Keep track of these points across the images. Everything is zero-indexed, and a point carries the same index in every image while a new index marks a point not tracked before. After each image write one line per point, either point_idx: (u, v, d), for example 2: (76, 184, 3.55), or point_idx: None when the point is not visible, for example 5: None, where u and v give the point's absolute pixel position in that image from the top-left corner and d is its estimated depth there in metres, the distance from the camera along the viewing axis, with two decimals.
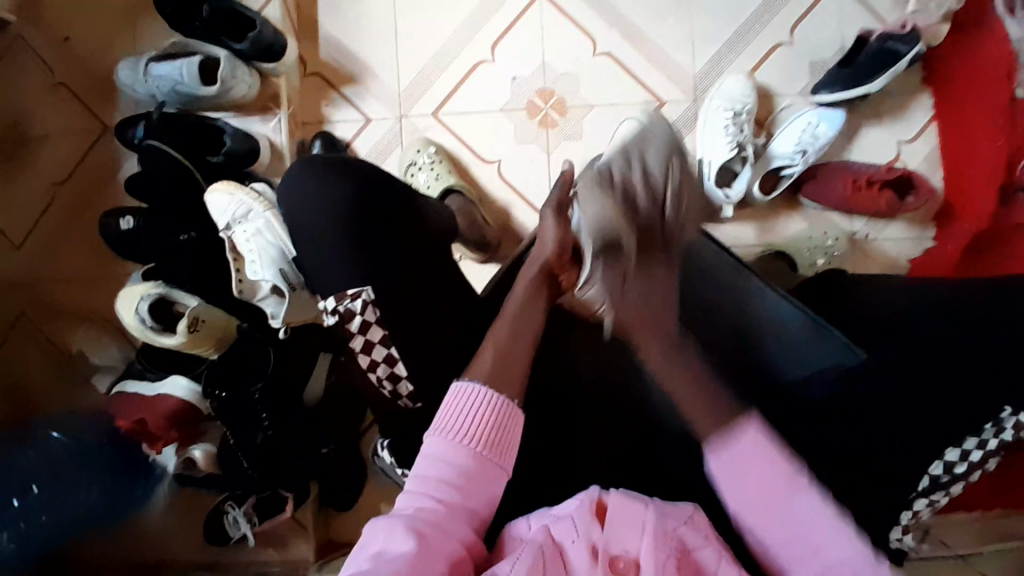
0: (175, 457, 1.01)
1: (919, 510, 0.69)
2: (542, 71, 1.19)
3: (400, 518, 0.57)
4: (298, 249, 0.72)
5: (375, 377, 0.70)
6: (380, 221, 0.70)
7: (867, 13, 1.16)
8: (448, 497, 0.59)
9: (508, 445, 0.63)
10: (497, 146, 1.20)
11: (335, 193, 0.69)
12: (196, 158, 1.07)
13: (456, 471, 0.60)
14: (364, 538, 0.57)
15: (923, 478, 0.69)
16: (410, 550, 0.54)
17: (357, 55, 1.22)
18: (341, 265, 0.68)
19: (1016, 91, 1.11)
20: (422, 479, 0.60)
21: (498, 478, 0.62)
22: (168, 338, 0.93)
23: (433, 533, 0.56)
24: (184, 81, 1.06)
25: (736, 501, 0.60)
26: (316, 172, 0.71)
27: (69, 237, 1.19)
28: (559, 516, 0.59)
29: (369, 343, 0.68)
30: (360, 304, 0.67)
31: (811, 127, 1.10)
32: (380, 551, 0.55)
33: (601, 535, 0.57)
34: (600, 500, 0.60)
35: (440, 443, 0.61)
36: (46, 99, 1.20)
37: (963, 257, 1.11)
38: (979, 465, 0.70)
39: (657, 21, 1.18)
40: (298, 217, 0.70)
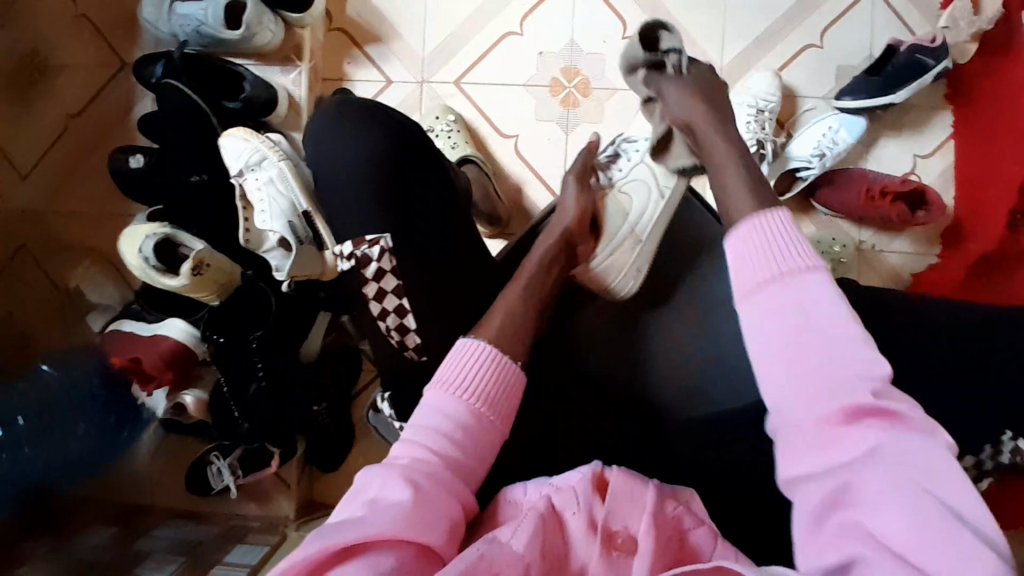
0: (165, 402, 0.98)
1: None
2: (570, 49, 1.18)
3: (396, 469, 0.56)
4: (321, 194, 0.71)
5: (385, 325, 0.69)
6: (407, 172, 0.69)
7: (898, 24, 1.15)
8: (445, 448, 0.58)
9: (507, 405, 0.63)
10: (517, 121, 1.19)
11: (361, 138, 0.69)
12: (212, 101, 1.04)
13: (456, 427, 0.59)
14: (359, 487, 0.56)
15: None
16: (407, 500, 0.53)
17: (384, 15, 1.20)
18: (358, 213, 0.68)
19: None
20: (421, 430, 0.59)
21: (495, 437, 0.62)
22: (172, 279, 0.91)
23: (429, 484, 0.55)
24: (208, 23, 1.04)
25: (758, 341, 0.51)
26: (341, 115, 0.71)
27: (75, 171, 1.18)
28: (561, 487, 0.59)
29: (382, 292, 0.68)
30: (378, 251, 0.67)
31: (831, 132, 1.10)
32: (374, 499, 0.54)
33: (601, 511, 0.57)
34: (599, 473, 0.60)
35: (440, 395, 0.61)
36: (62, 28, 1.17)
37: (969, 274, 1.11)
38: (969, 483, 0.71)
39: (688, 11, 1.17)
40: (322, 158, 0.70)
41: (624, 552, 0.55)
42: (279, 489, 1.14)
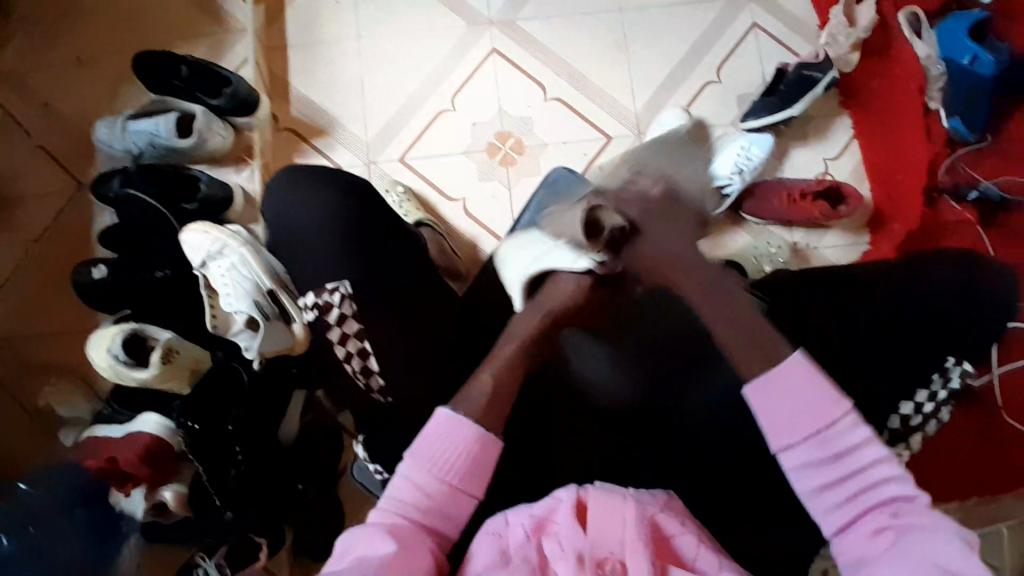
0: (144, 502, 0.95)
1: (890, 459, 0.83)
2: (499, 116, 1.30)
3: (378, 527, 0.63)
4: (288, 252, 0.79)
5: (350, 368, 0.73)
6: (362, 224, 0.77)
7: (781, 53, 1.32)
8: (421, 515, 0.64)
9: (478, 472, 0.67)
10: (463, 185, 1.28)
11: (321, 197, 0.78)
12: (170, 205, 1.10)
13: (427, 496, 0.65)
14: (344, 546, 0.63)
15: (885, 429, 0.82)
16: (388, 553, 0.60)
17: (327, 111, 1.31)
18: (322, 266, 0.76)
19: (929, 104, 1.23)
20: (397, 498, 0.65)
21: (467, 504, 0.66)
22: (141, 371, 0.93)
23: (408, 544, 0.61)
24: (161, 134, 1.13)
25: (777, 417, 0.69)
26: (303, 178, 0.80)
27: (39, 291, 1.20)
28: (546, 526, 0.64)
29: (344, 336, 0.73)
30: (338, 298, 0.74)
31: (744, 150, 1.22)
32: (361, 556, 0.60)
33: (584, 541, 0.61)
34: (579, 498, 0.65)
35: (419, 469, 0.66)
36: (21, 162, 1.25)
37: (900, 250, 1.19)
38: (933, 415, 0.83)
39: (598, 70, 1.32)
40: (287, 217, 0.79)
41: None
42: None
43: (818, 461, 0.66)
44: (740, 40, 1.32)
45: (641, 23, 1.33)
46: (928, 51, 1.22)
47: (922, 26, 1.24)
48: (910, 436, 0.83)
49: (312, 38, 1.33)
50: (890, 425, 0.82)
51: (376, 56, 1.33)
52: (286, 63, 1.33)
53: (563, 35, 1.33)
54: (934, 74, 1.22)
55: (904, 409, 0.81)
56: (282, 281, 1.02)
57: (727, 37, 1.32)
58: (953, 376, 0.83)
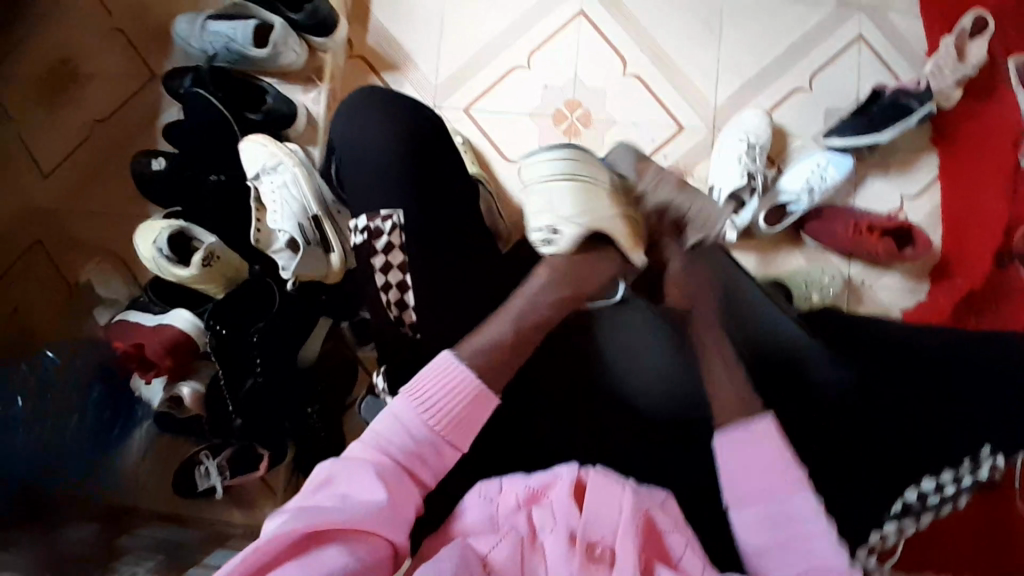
0: (163, 392, 1.01)
1: (889, 533, 0.74)
2: (573, 84, 1.26)
3: (364, 463, 0.64)
4: (349, 177, 0.79)
5: (385, 298, 0.74)
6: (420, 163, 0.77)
7: (883, 72, 1.24)
8: (405, 457, 0.65)
9: (469, 423, 0.67)
10: (522, 148, 1.25)
11: (385, 125, 0.78)
12: (235, 111, 1.11)
13: (414, 441, 0.65)
14: (327, 475, 0.63)
15: (895, 502, 0.73)
16: (374, 497, 0.61)
17: (402, 46, 1.28)
18: (372, 197, 0.76)
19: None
20: (385, 437, 0.65)
21: (451, 453, 0.67)
22: (181, 269, 0.95)
23: (393, 488, 0.62)
24: (237, 39, 1.13)
25: (737, 470, 0.70)
26: (375, 102, 0.80)
27: (96, 171, 1.23)
28: (541, 500, 0.66)
29: (388, 265, 0.74)
30: (389, 225, 0.74)
31: (820, 168, 1.16)
32: (346, 493, 0.61)
33: (579, 521, 0.63)
34: (578, 477, 0.66)
35: (409, 413, 0.66)
36: (100, 42, 1.26)
37: (956, 309, 1.13)
38: (951, 499, 0.74)
39: (686, 55, 1.26)
40: (350, 141, 0.79)
41: (601, 561, 0.62)
42: (264, 496, 1.14)
43: (765, 520, 0.68)
44: (842, 50, 1.24)
45: (740, 13, 1.26)
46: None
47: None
48: (922, 515, 0.74)
49: None
50: (902, 498, 0.74)
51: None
52: None
53: (656, 11, 1.27)
54: None
55: (924, 483, 0.73)
56: (328, 209, 1.03)
57: (829, 45, 1.25)
58: (983, 466, 0.75)
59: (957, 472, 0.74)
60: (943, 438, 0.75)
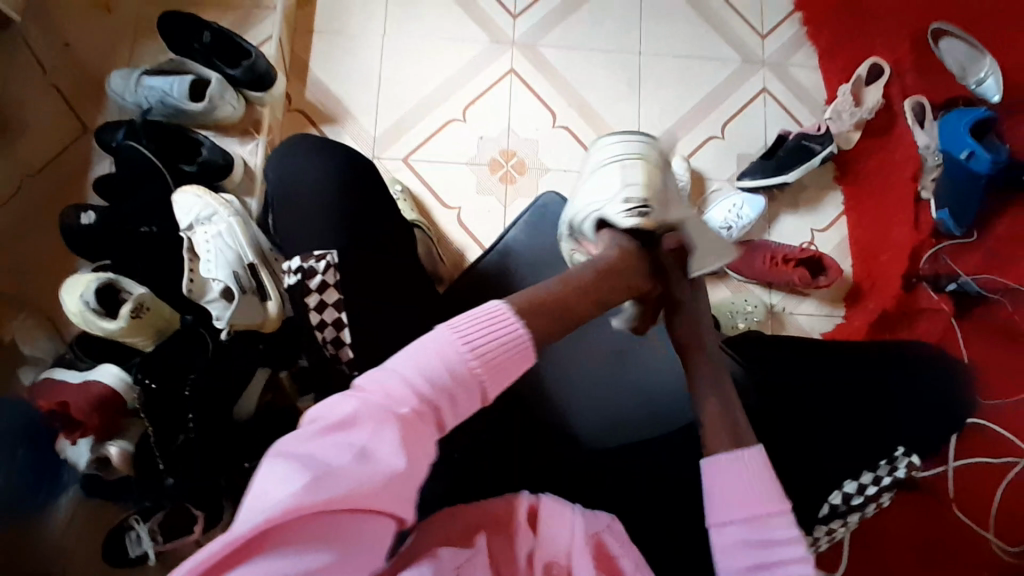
0: (88, 454, 0.95)
1: (819, 535, 0.81)
2: (507, 134, 1.33)
3: (386, 409, 0.54)
4: (281, 223, 0.81)
5: (322, 336, 0.74)
6: (355, 205, 0.79)
7: (786, 119, 1.36)
8: (434, 399, 0.56)
9: (509, 371, 0.59)
10: (461, 193, 1.30)
11: (322, 168, 0.81)
12: (170, 164, 1.11)
13: (450, 379, 0.57)
14: (349, 416, 0.53)
15: (823, 505, 0.79)
16: (398, 465, 0.52)
17: (340, 100, 1.33)
18: (307, 240, 0.77)
19: (922, 193, 1.26)
20: (419, 375, 0.56)
21: (483, 398, 0.59)
22: (108, 322, 0.92)
23: (417, 443, 0.54)
24: (173, 94, 1.14)
25: (719, 488, 0.67)
26: (314, 147, 0.83)
27: (23, 226, 1.20)
28: (497, 525, 0.68)
29: (323, 305, 0.74)
30: (323, 265, 0.75)
31: (736, 208, 1.26)
32: (366, 447, 0.52)
33: (536, 544, 0.67)
34: (532, 503, 0.70)
35: (450, 348, 0.57)
36: (30, 97, 1.25)
37: (868, 329, 1.23)
38: (874, 499, 0.80)
39: (611, 106, 1.35)
40: (288, 183, 0.81)
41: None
42: None
43: (745, 537, 0.64)
44: (748, 101, 1.37)
45: (659, 69, 1.37)
46: (928, 141, 1.25)
47: (925, 116, 1.26)
48: (849, 515, 0.80)
49: (339, 28, 1.35)
50: (828, 501, 0.79)
51: (397, 54, 1.35)
52: (308, 47, 1.35)
53: (581, 67, 1.37)
54: (930, 164, 1.26)
55: (847, 486, 0.79)
56: (263, 257, 1.04)
57: (737, 97, 1.37)
58: (901, 466, 0.81)
59: (877, 473, 0.79)
60: (856, 448, 0.81)
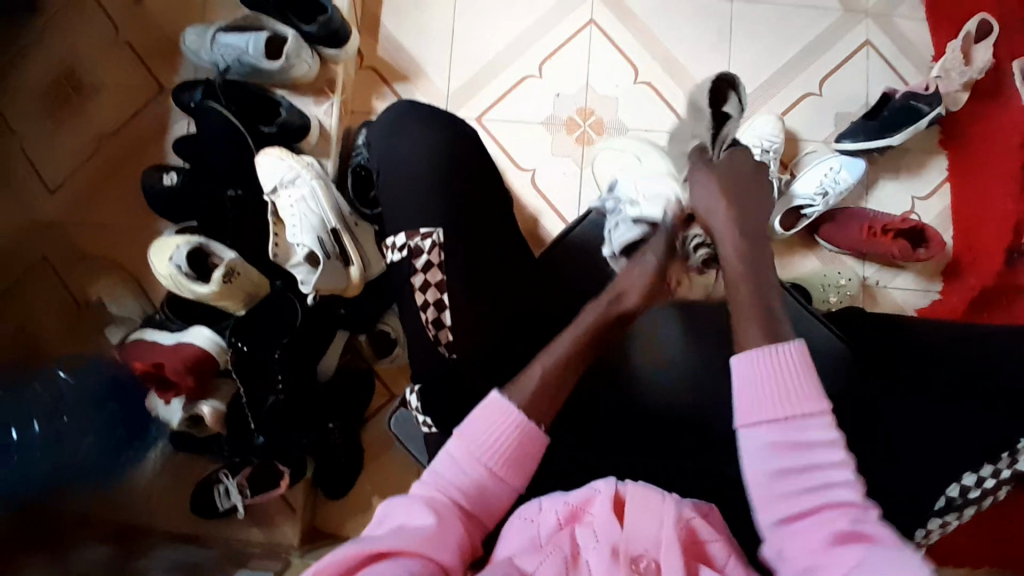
0: (182, 412, 0.98)
1: (932, 529, 0.75)
2: (585, 91, 1.26)
3: (418, 498, 0.64)
4: (387, 187, 0.81)
5: (424, 316, 0.75)
6: (454, 178, 0.80)
7: (891, 75, 1.25)
8: (459, 496, 0.64)
9: (525, 462, 0.67)
10: (535, 155, 1.25)
11: (433, 137, 0.82)
12: (251, 127, 1.10)
13: (465, 478, 0.65)
14: (384, 512, 0.64)
15: (939, 499, 0.74)
16: (430, 524, 0.61)
17: (412, 57, 1.28)
18: (413, 214, 0.78)
19: None
20: (440, 477, 0.65)
21: (508, 493, 0.66)
22: (201, 286, 0.94)
23: (449, 518, 0.62)
24: (250, 52, 1.12)
25: (744, 390, 0.64)
26: (419, 115, 0.84)
27: (104, 186, 1.22)
28: (585, 520, 0.66)
29: (426, 284, 0.75)
30: (429, 244, 0.76)
31: (833, 172, 1.17)
32: (402, 524, 0.61)
33: (620, 535, 0.64)
34: (617, 492, 0.67)
35: (460, 450, 0.66)
36: (106, 55, 1.25)
37: (969, 307, 1.16)
38: (993, 491, 0.74)
39: (696, 61, 1.27)
40: (395, 152, 0.82)
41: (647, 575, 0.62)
42: (282, 513, 1.12)
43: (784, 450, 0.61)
44: (850, 55, 1.26)
45: (751, 20, 1.27)
46: None
47: None
48: (964, 508, 0.74)
49: None
50: (944, 494, 0.74)
51: (471, 6, 1.29)
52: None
53: (665, 17, 1.28)
54: None
55: (965, 479, 0.73)
56: (345, 222, 1.03)
57: (838, 50, 1.26)
58: (1023, 457, 0.73)
59: (997, 465, 0.73)
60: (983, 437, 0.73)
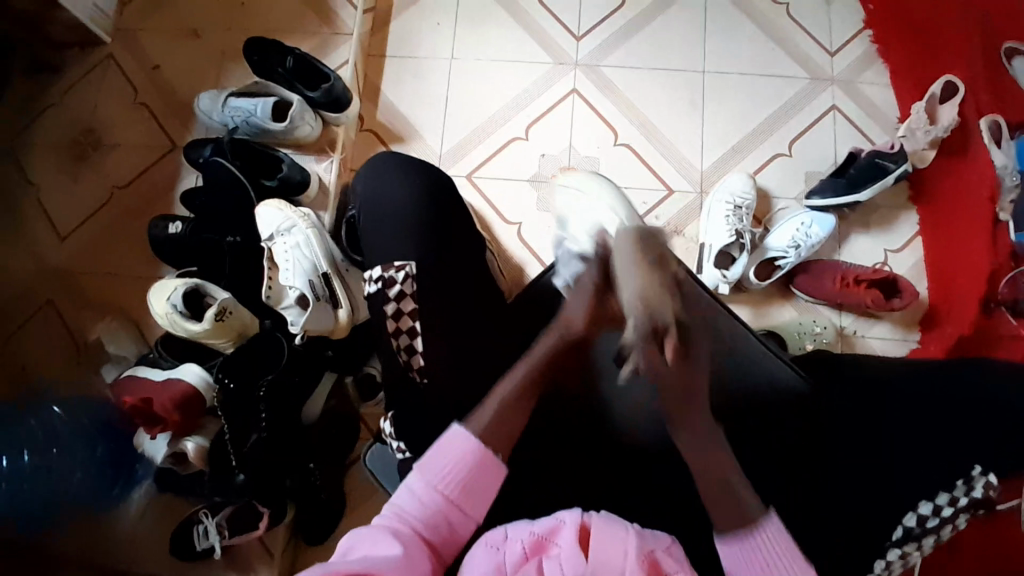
0: (166, 448, 1.02)
1: (892, 561, 0.74)
2: (568, 151, 1.35)
3: (382, 530, 0.63)
4: (372, 226, 0.86)
5: (396, 342, 0.79)
6: (432, 219, 0.85)
7: (857, 137, 1.33)
8: (423, 529, 0.64)
9: (486, 493, 0.67)
10: (520, 210, 1.32)
11: (414, 183, 0.88)
12: (252, 179, 1.18)
13: (428, 509, 0.65)
14: (348, 545, 0.62)
15: (896, 528, 0.74)
16: (398, 555, 0.60)
17: (409, 120, 1.38)
18: (393, 250, 0.83)
19: (1001, 213, 1.22)
20: (405, 508, 0.65)
21: (468, 525, 0.66)
22: (195, 325, 0.99)
23: (414, 551, 0.62)
24: (257, 114, 1.22)
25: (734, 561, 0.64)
26: (396, 162, 0.90)
27: (114, 234, 1.30)
28: (550, 552, 0.65)
29: (399, 312, 0.80)
30: (402, 275, 0.81)
31: (803, 227, 1.22)
32: (366, 555, 0.60)
33: (587, 569, 0.63)
34: (582, 522, 0.67)
35: (425, 483, 0.66)
36: (125, 115, 1.36)
37: (948, 354, 1.17)
38: (951, 521, 0.74)
39: (672, 124, 1.36)
40: (380, 196, 0.87)
41: None
42: (260, 559, 1.11)
43: None
44: (817, 119, 1.35)
45: (722, 88, 1.37)
46: (1005, 161, 1.23)
47: (1003, 136, 1.24)
48: (924, 538, 0.74)
49: (408, 53, 1.42)
50: (901, 524, 0.74)
51: (464, 75, 1.40)
52: (380, 70, 1.42)
53: (642, 85, 1.38)
54: (1008, 185, 1.22)
55: (921, 508, 0.73)
56: (336, 266, 1.09)
57: (805, 114, 1.35)
58: (978, 485, 0.74)
59: (954, 493, 0.73)
60: (946, 470, 0.74)
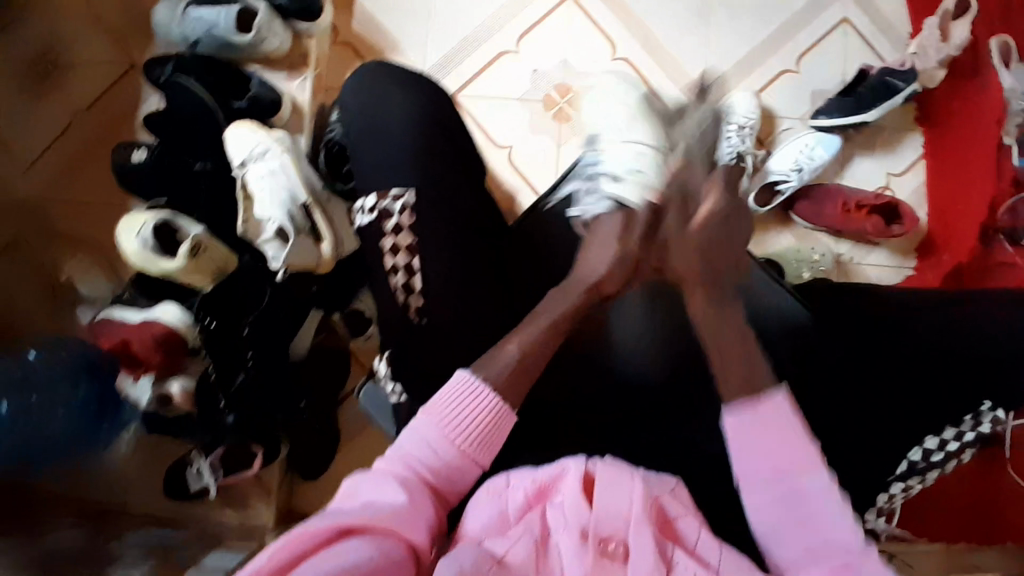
0: (150, 392, 0.97)
1: (896, 494, 0.76)
2: (563, 67, 1.25)
3: (387, 475, 0.63)
4: (363, 151, 0.79)
5: (393, 281, 0.74)
6: (427, 145, 0.78)
7: (868, 51, 1.25)
8: (428, 474, 0.64)
9: (495, 442, 0.67)
10: (511, 133, 1.24)
11: (407, 100, 0.80)
12: (220, 100, 1.07)
13: (435, 456, 0.65)
14: (350, 488, 0.62)
15: (901, 463, 0.75)
16: (401, 502, 0.60)
17: (389, 31, 1.26)
18: (386, 178, 0.76)
19: (1005, 138, 1.13)
20: (412, 454, 0.65)
21: (474, 472, 0.66)
22: (168, 261, 0.92)
23: (419, 496, 0.62)
24: (221, 25, 1.09)
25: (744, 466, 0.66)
26: (400, 71, 0.82)
27: (71, 163, 1.19)
28: (553, 501, 0.65)
29: (395, 247, 0.74)
30: (399, 206, 0.74)
31: (808, 149, 1.17)
32: (370, 501, 0.60)
33: (590, 517, 0.63)
34: (586, 470, 0.66)
35: (434, 430, 0.65)
36: (74, 29, 1.21)
37: (943, 282, 1.16)
38: (956, 455, 0.75)
39: (674, 36, 1.26)
40: (372, 115, 0.79)
41: (615, 557, 0.62)
42: (258, 494, 1.11)
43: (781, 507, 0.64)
44: (828, 31, 1.26)
45: None
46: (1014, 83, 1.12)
47: (1013, 57, 1.14)
48: (928, 472, 0.76)
49: None
50: (907, 458, 0.75)
51: None
52: None
53: None
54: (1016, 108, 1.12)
55: (927, 442, 0.74)
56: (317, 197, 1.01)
57: (815, 26, 1.26)
58: (986, 421, 0.75)
59: (960, 428, 0.74)
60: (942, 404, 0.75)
